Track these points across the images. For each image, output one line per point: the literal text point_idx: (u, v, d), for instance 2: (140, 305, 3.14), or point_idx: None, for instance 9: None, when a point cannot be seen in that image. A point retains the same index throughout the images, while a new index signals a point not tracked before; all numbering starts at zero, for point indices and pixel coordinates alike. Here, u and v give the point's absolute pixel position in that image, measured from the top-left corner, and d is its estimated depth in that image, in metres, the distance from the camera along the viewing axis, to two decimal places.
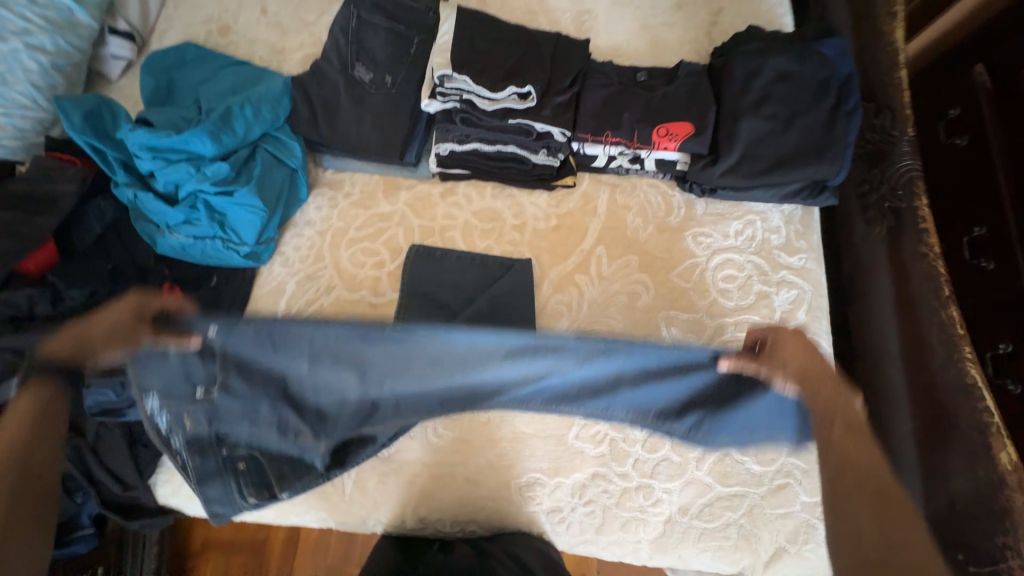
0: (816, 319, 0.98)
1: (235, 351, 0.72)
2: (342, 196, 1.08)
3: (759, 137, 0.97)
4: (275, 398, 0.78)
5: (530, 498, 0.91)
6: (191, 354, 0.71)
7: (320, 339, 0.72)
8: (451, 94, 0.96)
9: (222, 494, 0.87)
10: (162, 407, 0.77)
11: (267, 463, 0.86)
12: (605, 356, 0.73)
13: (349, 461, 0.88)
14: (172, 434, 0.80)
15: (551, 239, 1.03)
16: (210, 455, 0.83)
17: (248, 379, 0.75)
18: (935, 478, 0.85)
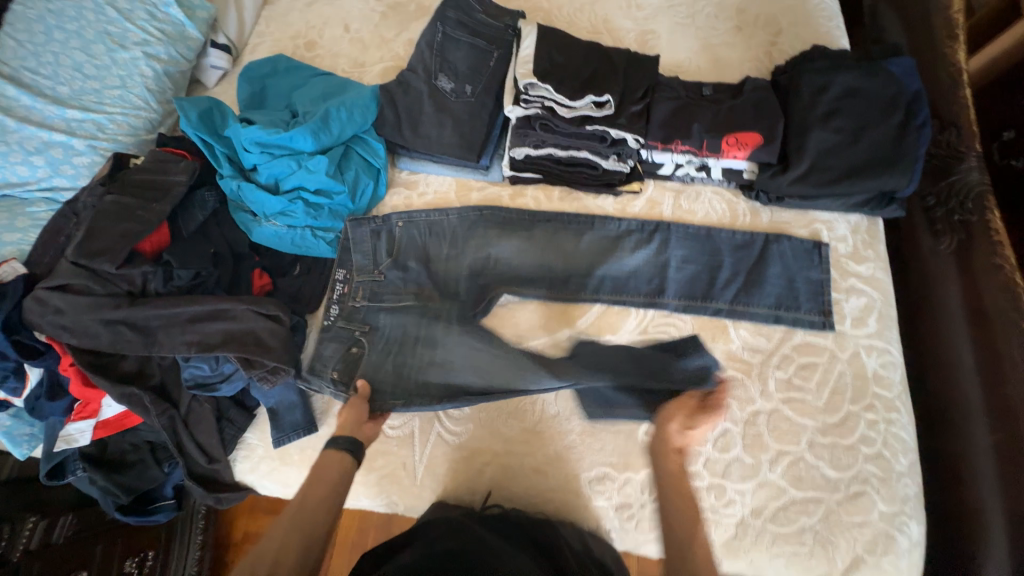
0: (887, 327, 0.98)
1: (396, 226, 1.10)
2: (416, 196, 1.16)
3: (828, 149, 1.00)
4: (414, 263, 1.09)
5: (598, 492, 0.92)
6: (389, 233, 1.09)
7: (456, 223, 1.12)
8: (533, 101, 1.03)
9: (330, 354, 1.01)
10: (345, 273, 1.07)
11: (377, 334, 1.03)
12: (651, 238, 1.09)
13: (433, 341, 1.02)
14: (342, 267, 1.07)
15: (616, 243, 1.09)
16: (352, 326, 1.03)
17: (407, 246, 1.10)
18: None
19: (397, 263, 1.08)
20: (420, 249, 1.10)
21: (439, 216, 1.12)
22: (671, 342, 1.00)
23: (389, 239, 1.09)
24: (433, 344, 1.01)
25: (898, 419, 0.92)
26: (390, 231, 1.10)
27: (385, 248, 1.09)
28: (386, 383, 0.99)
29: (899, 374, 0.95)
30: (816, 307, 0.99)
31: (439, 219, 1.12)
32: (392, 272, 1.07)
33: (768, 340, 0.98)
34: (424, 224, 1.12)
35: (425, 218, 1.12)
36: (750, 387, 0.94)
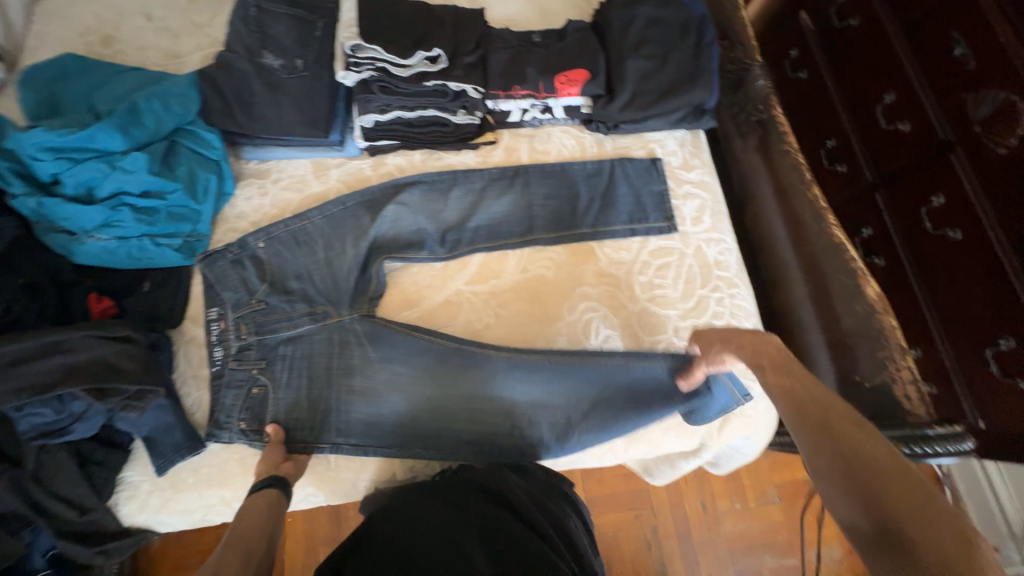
0: (719, 220, 1.15)
1: (261, 249, 1.04)
2: (271, 182, 1.12)
3: (643, 75, 1.13)
4: (295, 277, 1.03)
5: (527, 425, 0.99)
6: (255, 258, 1.04)
7: (325, 221, 1.08)
8: (364, 63, 1.01)
9: (233, 402, 0.95)
10: (222, 312, 1.00)
11: (276, 367, 0.98)
12: (514, 184, 1.15)
13: (330, 348, 1.00)
14: (216, 309, 1.00)
15: (482, 194, 1.13)
16: (247, 365, 0.97)
17: (278, 260, 1.04)
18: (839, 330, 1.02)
19: (276, 287, 1.02)
20: (294, 264, 1.04)
21: (301, 222, 1.07)
22: (550, 273, 1.07)
23: (258, 262, 1.04)
24: (349, 373, 0.99)
25: (738, 293, 1.09)
26: (253, 254, 1.04)
27: (255, 275, 1.03)
28: (303, 418, 0.97)
29: (734, 257, 1.13)
30: (662, 215, 1.12)
31: (302, 226, 1.07)
32: (273, 297, 1.01)
33: (628, 252, 1.10)
34: (286, 234, 1.06)
35: (285, 229, 1.06)
36: (621, 295, 1.06)
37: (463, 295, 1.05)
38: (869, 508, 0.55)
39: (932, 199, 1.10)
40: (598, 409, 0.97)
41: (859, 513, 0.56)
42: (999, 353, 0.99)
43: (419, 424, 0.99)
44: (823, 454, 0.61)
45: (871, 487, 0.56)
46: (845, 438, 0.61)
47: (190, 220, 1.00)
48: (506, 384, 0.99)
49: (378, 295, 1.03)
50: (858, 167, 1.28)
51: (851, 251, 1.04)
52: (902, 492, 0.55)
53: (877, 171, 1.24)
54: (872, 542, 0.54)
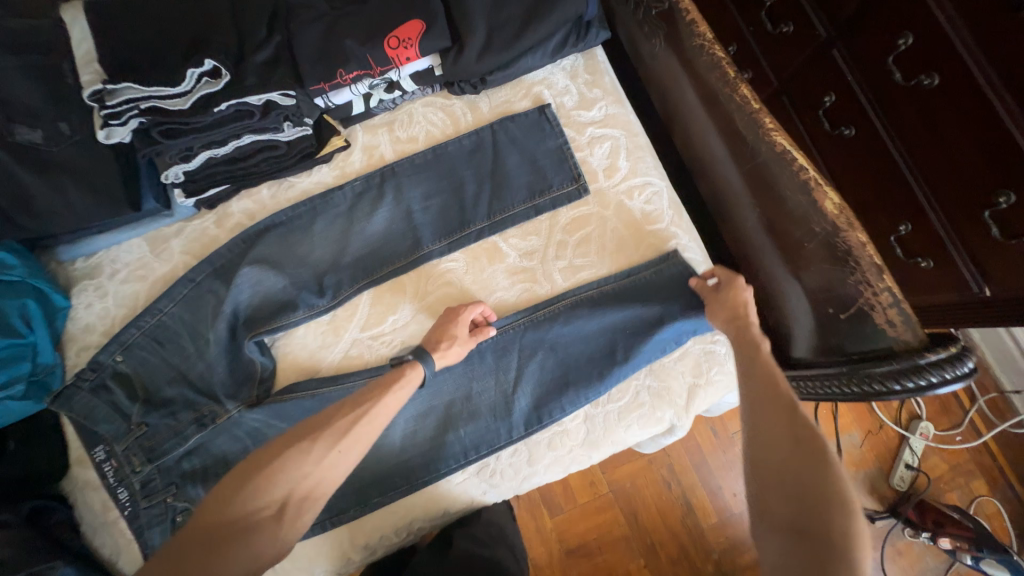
0: (639, 160, 0.93)
1: (122, 364, 0.89)
2: (107, 279, 0.93)
3: (493, 3, 0.86)
4: (175, 382, 0.89)
5: (479, 464, 0.85)
6: (119, 377, 0.89)
7: (177, 307, 0.90)
8: (124, 110, 0.75)
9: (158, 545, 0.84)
10: (110, 448, 0.87)
11: (190, 490, 0.86)
12: (386, 190, 0.94)
13: (238, 443, 0.87)
14: (99, 447, 0.87)
15: (351, 215, 0.93)
16: (159, 497, 0.85)
17: (149, 367, 0.90)
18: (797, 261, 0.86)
19: (156, 401, 0.88)
20: (163, 368, 0.90)
21: (155, 317, 0.90)
22: (454, 289, 0.90)
23: (123, 379, 0.89)
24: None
25: (680, 244, 0.91)
26: (114, 371, 0.89)
27: (126, 394, 0.89)
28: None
29: (665, 200, 0.93)
30: (569, 176, 0.91)
31: (156, 321, 0.90)
32: (153, 414, 0.87)
33: (539, 236, 0.90)
34: (144, 338, 0.90)
35: (138, 332, 0.89)
36: (540, 290, 0.89)
37: (366, 344, 0.89)
38: (786, 483, 0.62)
39: (898, 43, 0.86)
40: (545, 412, 0.85)
41: (778, 484, 0.62)
42: (996, 214, 0.80)
43: (367, 484, 0.85)
44: (783, 455, 0.64)
45: (808, 485, 0.60)
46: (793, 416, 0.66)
47: (21, 358, 0.84)
48: (443, 412, 0.87)
49: (271, 377, 0.88)
50: (810, 26, 1.01)
51: (799, 157, 0.82)
52: (827, 474, 0.61)
53: (831, 23, 0.97)
54: (782, 506, 0.61)
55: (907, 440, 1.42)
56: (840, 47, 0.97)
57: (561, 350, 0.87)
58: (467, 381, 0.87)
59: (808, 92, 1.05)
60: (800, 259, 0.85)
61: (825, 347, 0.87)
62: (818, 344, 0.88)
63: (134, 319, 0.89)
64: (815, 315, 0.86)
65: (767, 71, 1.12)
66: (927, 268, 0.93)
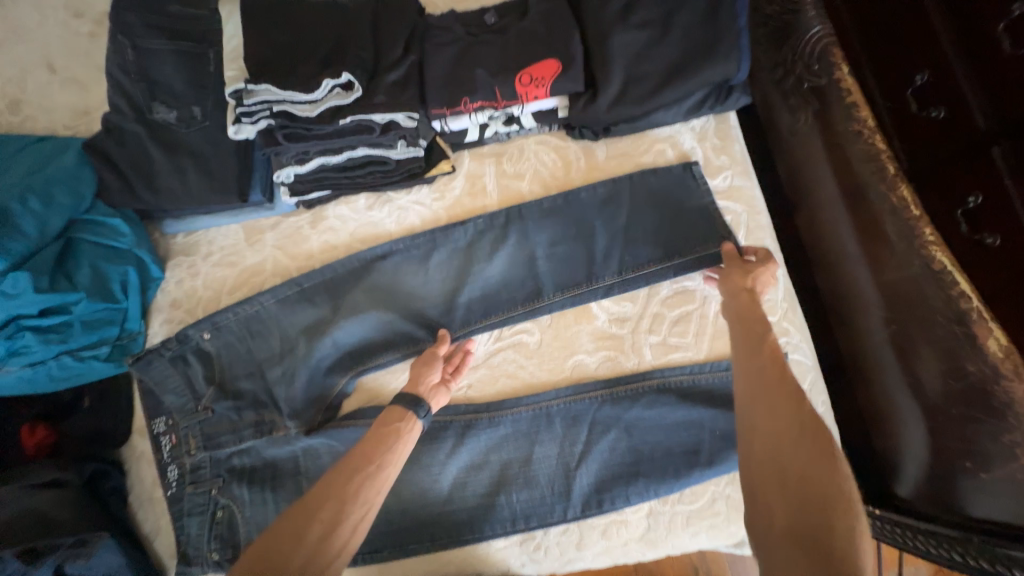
0: (759, 241, 0.85)
1: (206, 345, 0.89)
2: (201, 259, 0.96)
3: (636, 53, 0.81)
4: (243, 375, 0.89)
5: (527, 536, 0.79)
6: (200, 355, 0.89)
7: (273, 310, 0.90)
8: (257, 110, 0.77)
9: (194, 536, 0.83)
10: (170, 425, 0.88)
11: (237, 487, 0.85)
12: (507, 231, 0.89)
13: (287, 448, 0.86)
14: (160, 421, 0.88)
15: (469, 253, 0.89)
16: (204, 487, 0.85)
17: (231, 352, 0.90)
18: (925, 396, 0.76)
19: (223, 390, 0.89)
20: (244, 359, 0.90)
21: (251, 308, 0.89)
22: (533, 341, 0.85)
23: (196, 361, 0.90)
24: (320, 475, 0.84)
25: (789, 341, 0.82)
26: (198, 347, 0.89)
27: (197, 376, 0.89)
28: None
29: (780, 291, 0.84)
30: (714, 246, 0.82)
31: (253, 312, 0.89)
32: (219, 403, 0.88)
33: (634, 303, 0.84)
34: (237, 324, 0.89)
35: (235, 318, 0.89)
36: (625, 363, 0.82)
37: None
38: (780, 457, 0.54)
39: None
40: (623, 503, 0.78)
41: (774, 475, 0.53)
42: None
43: (408, 524, 0.81)
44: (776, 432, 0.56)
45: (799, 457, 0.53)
46: (801, 417, 0.56)
47: (113, 322, 0.87)
48: (501, 470, 0.82)
49: (339, 405, 0.87)
50: (961, 113, 0.68)
51: (962, 282, 0.69)
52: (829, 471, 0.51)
53: (993, 114, 0.65)
54: (775, 496, 0.52)
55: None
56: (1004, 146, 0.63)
57: (636, 434, 0.80)
58: (531, 443, 0.82)
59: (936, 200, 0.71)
60: (939, 396, 0.73)
61: (938, 496, 0.77)
62: (931, 490, 0.77)
63: (223, 308, 0.89)
64: (934, 458, 0.76)
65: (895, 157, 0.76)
66: None
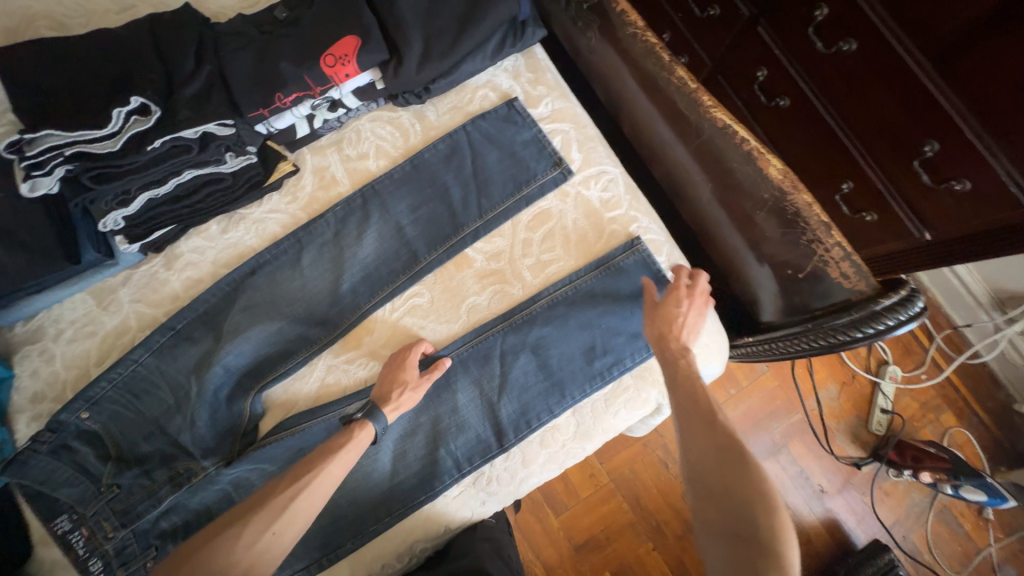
0: (592, 150, 0.95)
1: (86, 424, 0.82)
2: (52, 342, 0.87)
3: (425, 12, 0.87)
4: (142, 438, 0.84)
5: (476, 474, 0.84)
6: (87, 434, 0.82)
7: (153, 364, 0.85)
8: (48, 159, 0.71)
9: None
10: (75, 519, 0.80)
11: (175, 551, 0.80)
12: (367, 210, 0.91)
13: (216, 493, 0.82)
14: (61, 519, 0.80)
15: (339, 241, 0.90)
16: (138, 563, 0.79)
17: (120, 421, 0.83)
18: (752, 232, 0.89)
19: (125, 461, 0.83)
20: (137, 424, 0.84)
21: (129, 367, 0.84)
22: (426, 301, 0.88)
23: (84, 444, 0.83)
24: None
25: (641, 225, 0.93)
26: (80, 429, 0.82)
27: (90, 458, 0.82)
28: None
29: (622, 186, 0.95)
30: (553, 167, 0.92)
31: (133, 371, 0.84)
32: (124, 475, 0.82)
33: (504, 237, 0.90)
34: (117, 390, 0.84)
35: (111, 384, 0.84)
36: (513, 291, 0.89)
37: (346, 371, 0.86)
38: (714, 492, 0.62)
39: (815, 14, 0.88)
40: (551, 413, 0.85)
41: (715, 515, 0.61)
42: (925, 162, 0.81)
43: (362, 511, 0.82)
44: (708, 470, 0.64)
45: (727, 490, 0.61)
46: (728, 450, 0.64)
47: None
48: (435, 427, 0.85)
49: (255, 427, 0.85)
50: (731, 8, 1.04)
51: (739, 130, 0.88)
52: (749, 468, 0.62)
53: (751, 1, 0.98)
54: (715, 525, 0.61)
55: (878, 387, 1.45)
56: (762, 23, 0.99)
57: (543, 349, 0.87)
58: (453, 392, 0.86)
59: (742, 66, 1.06)
60: (749, 227, 0.89)
61: (791, 309, 0.89)
62: (784, 307, 0.90)
63: (99, 377, 0.83)
64: (778, 279, 0.88)
65: (699, 53, 1.16)
66: (871, 222, 0.93)
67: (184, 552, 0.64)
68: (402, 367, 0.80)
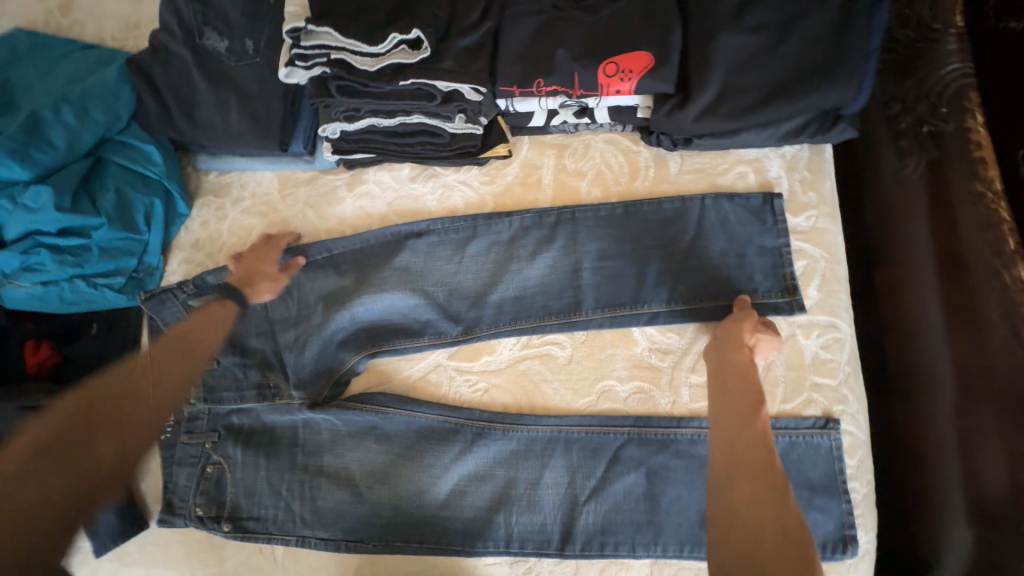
0: (833, 294, 0.76)
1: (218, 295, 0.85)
2: (229, 203, 0.91)
3: (744, 59, 0.70)
4: (255, 330, 0.85)
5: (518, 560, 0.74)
6: (215, 302, 0.85)
7: (295, 272, 0.85)
8: (314, 55, 0.70)
9: (182, 485, 0.81)
10: None
11: (234, 448, 0.82)
12: (555, 231, 0.82)
13: (290, 424, 0.82)
14: None
15: (512, 250, 0.82)
16: (200, 438, 0.83)
17: (246, 305, 0.85)
18: (986, 503, 0.66)
19: (232, 344, 0.84)
20: (257, 316, 0.85)
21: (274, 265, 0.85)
22: (562, 356, 0.78)
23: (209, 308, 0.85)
24: (318, 451, 0.81)
25: (845, 411, 0.73)
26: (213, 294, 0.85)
27: (207, 324, 0.85)
28: (268, 505, 0.80)
29: (847, 354, 0.75)
30: (781, 294, 0.75)
31: (276, 268, 0.85)
32: (226, 355, 0.84)
33: (680, 337, 0.76)
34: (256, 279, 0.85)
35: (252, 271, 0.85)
36: (659, 401, 0.75)
37: (452, 381, 0.80)
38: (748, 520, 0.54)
39: None
40: (629, 552, 0.72)
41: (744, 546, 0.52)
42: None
43: (399, 521, 0.78)
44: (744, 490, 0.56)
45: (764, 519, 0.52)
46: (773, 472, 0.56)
47: (130, 254, 0.83)
48: (506, 486, 0.77)
49: (347, 382, 0.82)
50: None
51: None
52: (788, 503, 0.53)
53: None
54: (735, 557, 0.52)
55: None
56: None
57: (657, 478, 0.73)
58: (543, 465, 0.77)
59: None
60: (997, 495, 0.65)
61: None
62: None
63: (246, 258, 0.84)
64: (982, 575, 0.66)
65: None
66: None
67: (57, 412, 0.72)
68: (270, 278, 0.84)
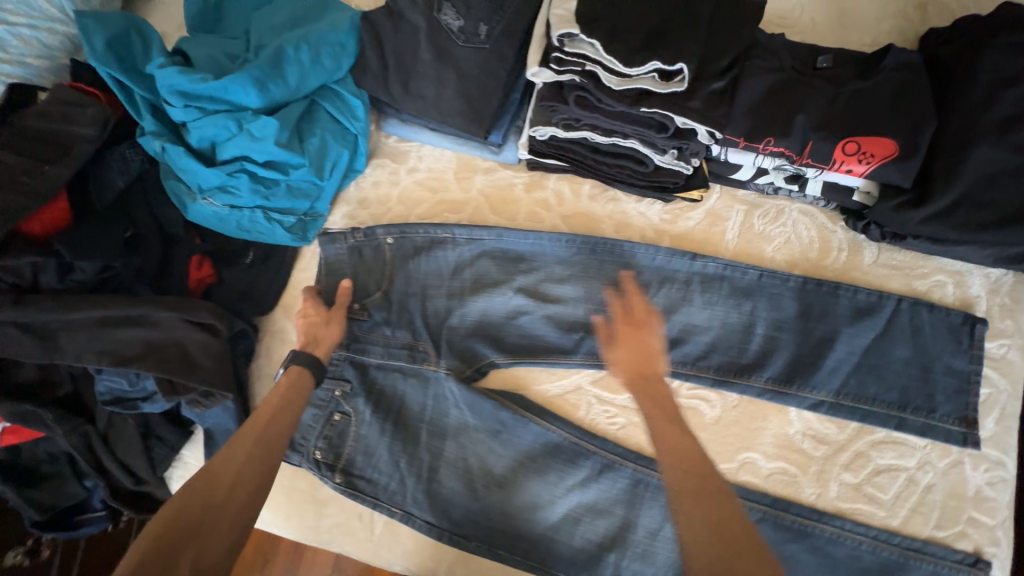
0: (1008, 432, 0.73)
1: (395, 248, 0.85)
2: (405, 171, 0.91)
3: (993, 175, 0.68)
4: (412, 295, 0.84)
5: None
6: (379, 252, 0.85)
7: (462, 251, 0.85)
8: (570, 62, 0.71)
9: (305, 425, 0.81)
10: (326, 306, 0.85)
11: (362, 405, 0.82)
12: (728, 289, 0.80)
13: (421, 396, 0.82)
14: None
15: (685, 292, 0.80)
16: (328, 384, 0.82)
17: (409, 267, 0.85)
18: None
19: (388, 300, 0.84)
20: (417, 280, 0.85)
21: (444, 235, 0.85)
22: (710, 414, 0.77)
23: (367, 269, 0.85)
24: (439, 435, 0.80)
25: (997, 557, 0.70)
26: (377, 247, 0.85)
27: (369, 272, 0.85)
28: (383, 471, 0.80)
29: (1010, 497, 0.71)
30: (953, 416, 0.72)
31: (444, 239, 0.85)
32: (378, 312, 0.84)
33: (839, 430, 0.74)
34: (424, 243, 0.85)
35: (422, 234, 0.85)
36: (803, 489, 0.73)
37: (590, 406, 0.79)
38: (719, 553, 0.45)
39: None
40: None
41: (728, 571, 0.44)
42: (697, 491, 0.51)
43: (504, 529, 0.77)
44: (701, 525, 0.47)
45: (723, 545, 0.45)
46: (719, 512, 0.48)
47: (309, 198, 0.84)
48: (622, 527, 0.76)
49: (486, 373, 0.82)
50: None
51: None
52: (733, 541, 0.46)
53: None
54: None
55: None
56: None
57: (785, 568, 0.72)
58: (664, 518, 0.75)
59: None
60: None
61: None
62: None
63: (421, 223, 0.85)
64: None
65: None
66: None
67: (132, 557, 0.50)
68: (652, 330, 0.61)
